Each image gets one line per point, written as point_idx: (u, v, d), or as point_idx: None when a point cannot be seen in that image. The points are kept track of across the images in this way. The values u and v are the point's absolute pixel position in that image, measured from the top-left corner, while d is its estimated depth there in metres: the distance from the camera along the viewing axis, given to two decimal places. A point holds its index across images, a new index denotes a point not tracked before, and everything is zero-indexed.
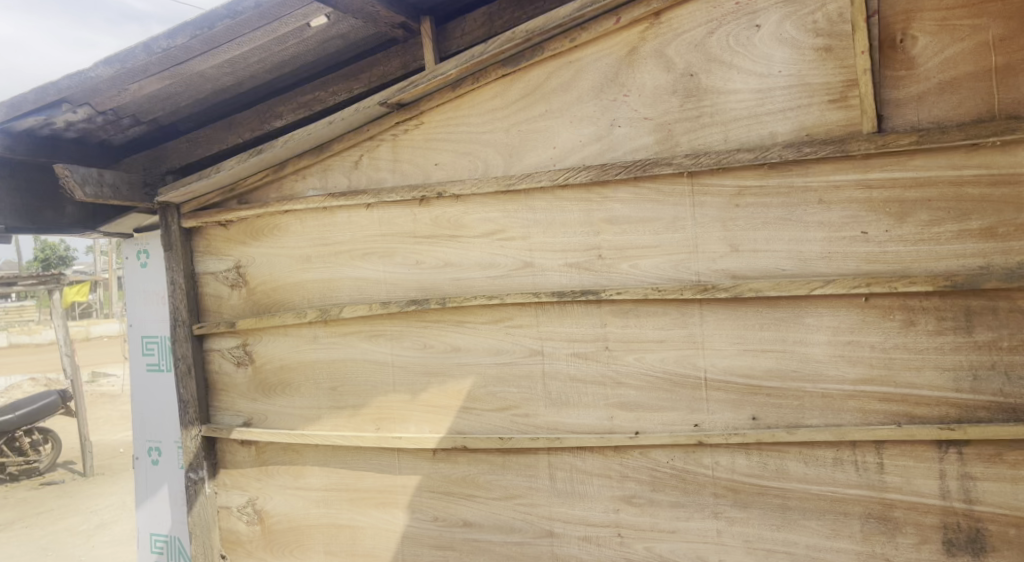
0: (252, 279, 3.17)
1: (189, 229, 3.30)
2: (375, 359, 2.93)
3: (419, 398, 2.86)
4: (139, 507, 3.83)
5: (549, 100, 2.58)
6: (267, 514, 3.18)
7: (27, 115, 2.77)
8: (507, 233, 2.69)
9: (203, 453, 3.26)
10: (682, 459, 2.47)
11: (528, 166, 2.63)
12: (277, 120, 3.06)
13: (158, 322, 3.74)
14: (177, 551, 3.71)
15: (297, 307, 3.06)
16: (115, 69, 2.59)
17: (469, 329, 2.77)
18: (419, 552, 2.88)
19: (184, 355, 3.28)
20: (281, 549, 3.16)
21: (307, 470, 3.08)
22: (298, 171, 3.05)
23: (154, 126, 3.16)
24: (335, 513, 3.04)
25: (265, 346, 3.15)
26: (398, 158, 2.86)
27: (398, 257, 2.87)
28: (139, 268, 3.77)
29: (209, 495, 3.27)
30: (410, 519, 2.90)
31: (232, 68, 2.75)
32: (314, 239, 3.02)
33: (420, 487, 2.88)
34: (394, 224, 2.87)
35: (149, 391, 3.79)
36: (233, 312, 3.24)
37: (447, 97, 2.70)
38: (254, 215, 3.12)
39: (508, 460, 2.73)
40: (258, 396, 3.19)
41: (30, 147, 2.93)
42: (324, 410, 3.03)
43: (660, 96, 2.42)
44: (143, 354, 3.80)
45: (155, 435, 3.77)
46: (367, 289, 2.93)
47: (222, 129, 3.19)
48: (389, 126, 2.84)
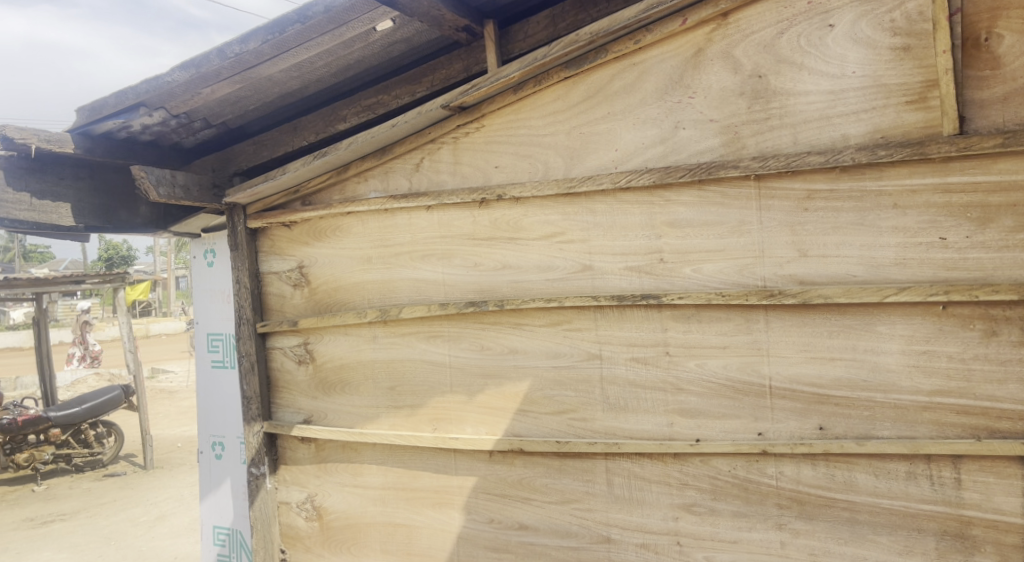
0: (314, 279, 3.23)
1: (254, 230, 3.39)
2: (434, 360, 2.95)
3: (476, 399, 2.87)
4: (202, 499, 3.93)
5: (612, 102, 2.56)
6: (326, 510, 3.23)
7: (106, 119, 2.89)
8: (566, 236, 2.68)
9: (265, 449, 3.34)
10: (745, 468, 2.42)
11: (589, 168, 2.62)
12: (340, 123, 3.11)
13: (223, 320, 3.85)
14: (238, 544, 3.79)
15: (357, 307, 3.11)
16: (191, 73, 2.68)
17: (527, 331, 2.77)
18: (474, 553, 2.89)
19: (248, 352, 3.36)
20: (338, 546, 3.20)
21: (365, 469, 3.12)
22: (360, 173, 3.10)
23: (223, 129, 3.25)
24: (392, 511, 3.07)
25: (325, 345, 3.21)
26: (459, 161, 2.88)
27: (457, 259, 2.89)
28: (205, 268, 3.89)
29: (269, 490, 3.35)
30: (466, 520, 2.90)
31: (300, 72, 2.81)
32: (375, 240, 3.06)
33: (476, 488, 2.88)
34: (453, 226, 2.89)
35: (213, 387, 3.90)
36: (295, 311, 3.31)
37: (508, 99, 2.71)
38: (317, 216, 3.18)
39: (565, 464, 2.71)
40: (318, 394, 3.25)
41: (108, 149, 3.04)
42: (382, 409, 3.07)
43: (726, 98, 2.38)
44: (208, 351, 3.91)
45: (219, 430, 3.88)
46: (426, 290, 2.96)
47: (288, 132, 3.27)
48: (450, 129, 2.86)
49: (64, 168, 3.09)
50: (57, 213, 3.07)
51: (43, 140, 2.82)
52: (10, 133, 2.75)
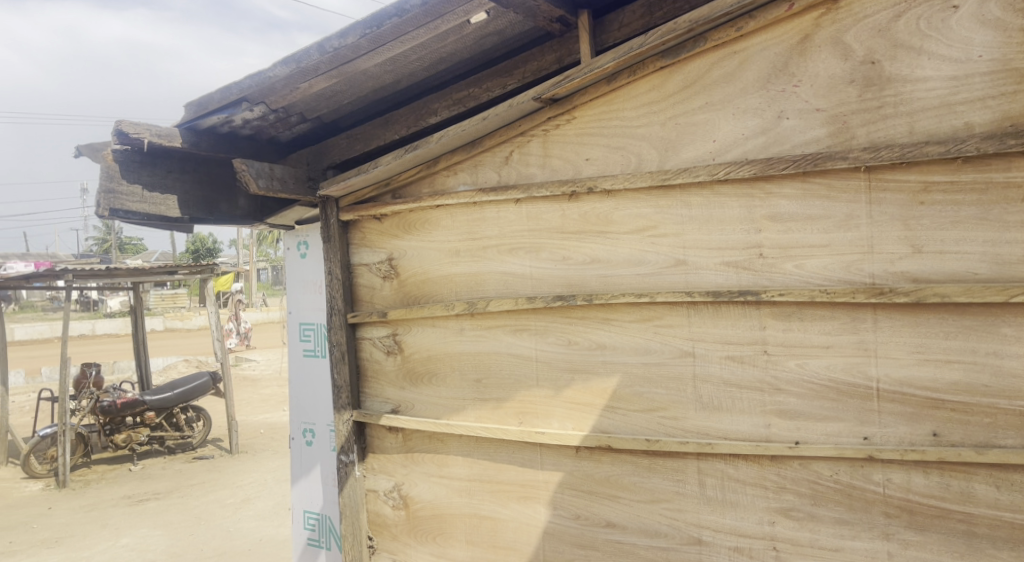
0: (403, 271, 3.28)
1: (346, 222, 3.47)
2: (520, 354, 2.94)
3: (563, 395, 2.84)
4: (293, 484, 4.06)
5: (710, 93, 2.49)
6: (412, 499, 3.28)
7: (211, 114, 2.99)
8: (658, 230, 2.62)
9: (354, 437, 3.42)
10: (848, 473, 2.32)
11: (684, 160, 2.55)
12: (431, 117, 3.14)
13: (314, 310, 3.95)
14: (326, 529, 3.89)
15: (445, 299, 3.13)
16: (291, 68, 2.75)
17: (616, 326, 2.72)
18: (560, 549, 2.87)
19: (339, 342, 3.44)
20: (424, 536, 3.24)
21: (451, 460, 3.15)
22: (450, 166, 3.11)
23: (317, 122, 3.33)
24: (477, 503, 3.08)
25: (413, 336, 3.25)
26: (548, 153, 2.85)
27: (546, 253, 2.87)
28: (299, 259, 4.01)
29: (358, 478, 3.42)
30: (552, 515, 2.89)
31: (394, 66, 2.84)
32: (463, 233, 3.07)
33: (562, 484, 2.86)
34: (542, 219, 2.87)
35: (304, 375, 4.01)
36: (384, 302, 3.36)
37: (601, 91, 2.67)
38: (407, 209, 3.22)
39: (654, 463, 2.66)
40: (406, 385, 3.30)
41: (211, 143, 3.16)
42: (468, 401, 3.08)
43: (835, 86, 2.28)
44: (300, 340, 4.03)
45: (310, 418, 4.00)
46: (513, 284, 2.95)
47: (379, 126, 3.32)
48: (540, 121, 2.84)
49: (172, 162, 3.23)
50: (165, 205, 3.20)
51: (154, 135, 2.95)
52: (126, 128, 2.88)
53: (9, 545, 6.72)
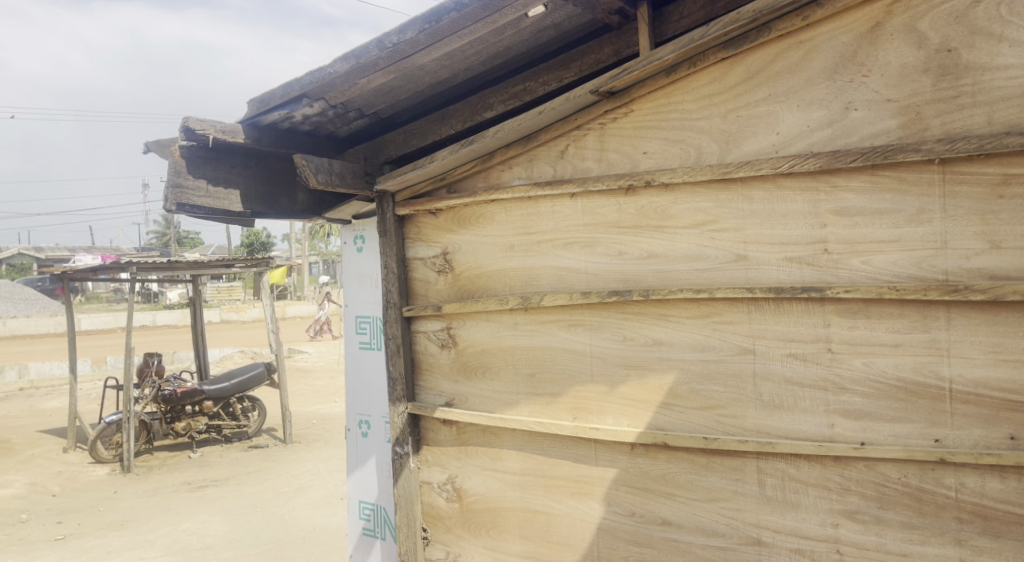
0: (458, 265, 3.29)
1: (402, 217, 3.51)
2: (575, 349, 2.92)
3: (618, 391, 2.82)
4: (349, 474, 4.13)
5: (773, 84, 2.43)
6: (466, 492, 3.31)
7: (273, 110, 3.06)
8: (718, 224, 2.57)
9: (408, 429, 3.47)
10: (918, 476, 2.24)
11: (746, 153, 2.50)
12: (488, 111, 3.15)
13: (370, 303, 4.01)
14: (382, 519, 3.95)
15: (499, 294, 3.13)
16: (350, 64, 2.79)
17: (673, 322, 2.68)
18: (615, 545, 2.85)
19: (395, 335, 3.49)
20: (478, 528, 3.26)
21: (505, 454, 3.16)
22: (505, 161, 3.11)
23: (375, 118, 3.38)
24: (531, 498, 3.08)
25: (467, 330, 3.27)
26: (605, 147, 2.82)
27: (601, 248, 2.84)
28: (355, 253, 4.07)
29: (413, 469, 3.47)
30: (607, 511, 2.87)
31: (450, 61, 2.85)
32: (518, 227, 3.07)
33: (617, 480, 2.84)
34: (598, 214, 2.85)
35: (360, 367, 4.08)
36: (439, 296, 3.39)
37: (659, 83, 2.63)
38: (462, 203, 3.23)
39: (712, 461, 2.62)
40: (459, 378, 3.32)
41: (272, 139, 3.23)
42: (522, 396, 3.09)
43: (907, 75, 2.20)
44: (356, 332, 4.10)
45: (366, 409, 4.06)
46: (568, 278, 2.93)
47: (436, 121, 3.35)
48: (597, 115, 2.81)
49: (235, 157, 3.31)
50: (229, 199, 3.29)
51: (219, 131, 3.01)
52: (193, 124, 2.93)
53: (79, 527, 7.01)
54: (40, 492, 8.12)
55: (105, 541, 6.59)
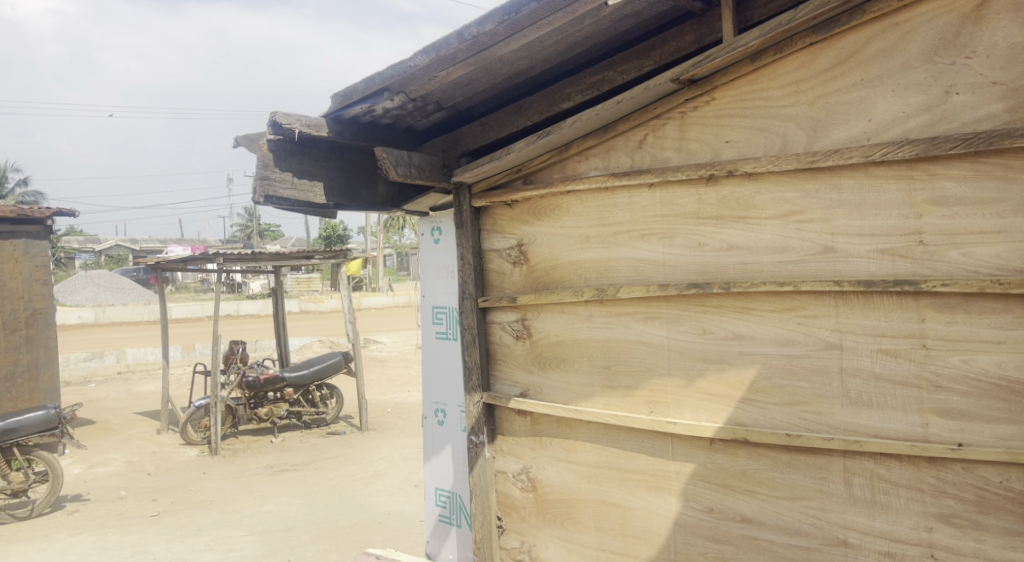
0: (533, 257, 3.31)
1: (478, 209, 3.54)
2: (651, 342, 2.89)
3: (696, 385, 2.77)
4: (425, 462, 4.21)
5: (866, 68, 2.33)
6: (541, 483, 3.32)
7: (355, 104, 3.14)
8: (805, 215, 2.49)
9: (484, 418, 3.51)
10: (1022, 481, 2.13)
11: (835, 141, 2.41)
12: (565, 102, 3.14)
13: (447, 294, 4.07)
14: (458, 507, 4.00)
15: (574, 286, 3.12)
16: (430, 57, 2.83)
17: (755, 315, 2.62)
18: (692, 541, 2.81)
19: (470, 325, 3.53)
20: (552, 519, 3.27)
21: (580, 446, 3.15)
22: (582, 151, 3.09)
23: (453, 110, 3.44)
24: (606, 490, 3.07)
25: (542, 322, 3.28)
26: (685, 136, 2.77)
27: (679, 239, 2.79)
28: (432, 245, 4.14)
29: (488, 458, 3.51)
30: (684, 506, 2.83)
31: (529, 52, 2.86)
32: (594, 219, 3.05)
33: (695, 475, 2.80)
34: (676, 205, 2.80)
35: (437, 357, 4.16)
36: (514, 287, 3.41)
37: (743, 69, 2.56)
38: (538, 195, 3.23)
39: (795, 459, 2.54)
40: (534, 369, 3.34)
41: (354, 132, 3.33)
42: (597, 388, 3.07)
43: (1015, 56, 2.09)
44: (433, 323, 4.18)
45: (442, 398, 4.13)
46: (645, 270, 2.90)
47: (513, 113, 3.37)
48: (677, 104, 2.76)
49: (319, 151, 3.41)
50: (313, 192, 3.39)
51: (304, 125, 3.11)
52: (281, 119, 3.03)
53: (171, 504, 7.40)
54: (136, 470, 8.60)
55: (195, 519, 6.93)
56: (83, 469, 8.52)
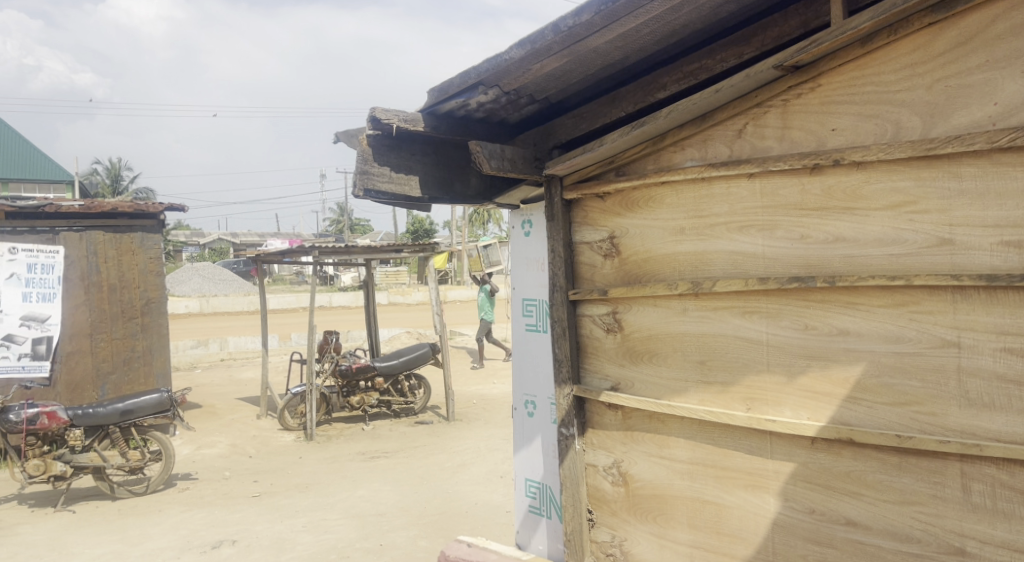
0: (625, 249, 3.27)
1: (570, 201, 3.54)
2: (750, 337, 2.81)
3: (797, 382, 2.68)
4: (515, 453, 4.25)
5: (992, 49, 2.19)
6: (632, 478, 3.30)
7: (451, 99, 3.20)
8: (919, 205, 2.36)
9: (574, 411, 3.51)
10: None
11: (953, 127, 2.28)
12: (661, 91, 3.09)
13: (537, 287, 4.09)
14: (548, 498, 4.01)
15: (668, 279, 3.07)
16: (526, 50, 2.84)
17: (862, 310, 2.50)
18: (792, 542, 2.73)
19: (561, 318, 3.54)
20: (644, 514, 3.24)
21: (673, 441, 3.11)
22: (677, 142, 3.04)
23: (545, 103, 3.46)
24: (700, 488, 3.02)
25: (635, 315, 3.24)
26: (787, 124, 2.67)
27: (780, 231, 2.71)
28: (523, 238, 4.17)
29: (578, 451, 3.51)
30: (784, 507, 2.75)
31: (624, 42, 2.83)
32: (690, 210, 2.99)
33: (795, 475, 2.71)
34: (778, 196, 2.71)
35: (527, 348, 4.19)
36: (605, 280, 3.39)
37: (853, 53, 2.45)
38: (631, 186, 3.20)
39: (906, 461, 2.42)
40: (626, 362, 3.31)
41: (449, 127, 3.39)
42: (691, 383, 3.02)
43: None
44: (523, 315, 4.21)
45: (532, 390, 4.16)
46: (743, 263, 2.82)
47: (607, 104, 3.35)
48: (780, 91, 2.67)
49: (415, 145, 3.49)
50: (409, 185, 3.47)
51: (402, 120, 3.18)
52: (380, 115, 3.11)
53: (271, 486, 7.76)
54: (239, 452, 9.06)
55: (294, 501, 7.24)
56: (192, 450, 9.05)
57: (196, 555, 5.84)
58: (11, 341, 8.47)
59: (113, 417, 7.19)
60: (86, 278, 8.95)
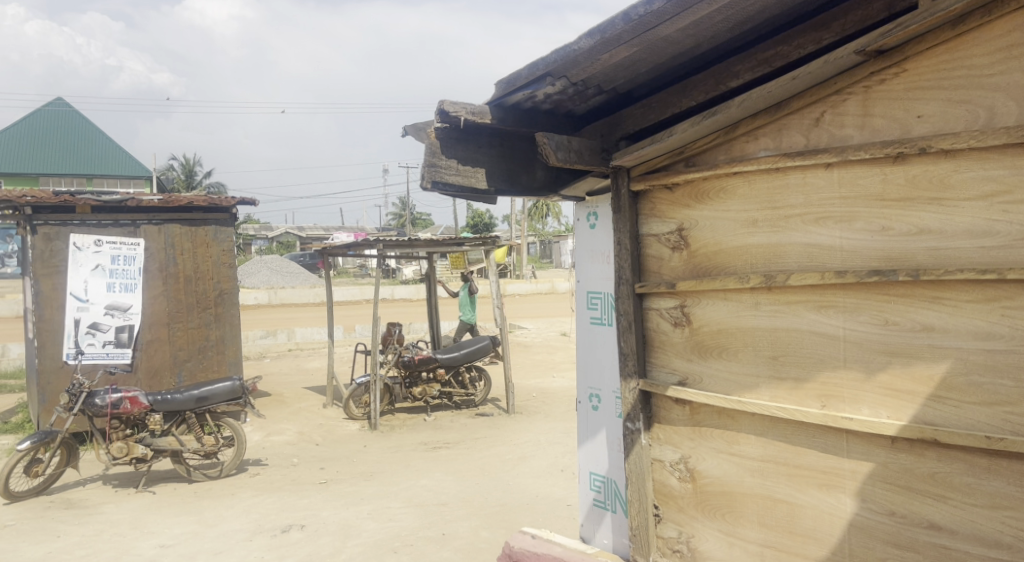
0: (694, 242, 3.21)
1: (637, 193, 3.50)
2: (826, 332, 2.72)
3: (876, 378, 2.58)
4: (580, 446, 4.23)
5: None
6: (700, 474, 3.24)
7: (518, 90, 3.19)
8: (1012, 195, 2.25)
9: (640, 406, 3.48)
10: None
11: None
12: (734, 79, 3.02)
13: (603, 280, 4.06)
14: (613, 492, 3.97)
15: (740, 272, 3.00)
16: (595, 39, 2.81)
17: (948, 305, 2.40)
18: (871, 545, 2.63)
19: (627, 311, 3.50)
20: (713, 511, 3.19)
21: (743, 438, 3.04)
22: (751, 131, 2.96)
23: (613, 93, 3.42)
24: (772, 486, 2.94)
25: (704, 309, 3.19)
26: (868, 112, 2.57)
27: (860, 222, 2.61)
28: (588, 230, 4.14)
29: (644, 446, 3.48)
30: (862, 508, 2.66)
31: (697, 29, 2.76)
32: (763, 201, 2.92)
33: (873, 476, 2.61)
34: (857, 185, 2.61)
35: (592, 341, 4.16)
36: (673, 273, 3.34)
37: (942, 37, 2.35)
38: (701, 177, 3.14)
39: (996, 464, 2.31)
40: (694, 357, 3.26)
41: (515, 118, 3.39)
42: (762, 378, 2.95)
43: None
44: (587, 308, 4.19)
45: (597, 383, 4.14)
46: (819, 256, 2.73)
47: (676, 94, 3.30)
48: (862, 77, 2.57)
49: (481, 138, 3.50)
50: (476, 178, 3.48)
51: (470, 113, 3.19)
52: (448, 107, 3.12)
53: (337, 473, 7.94)
54: (306, 440, 9.31)
55: (359, 488, 7.40)
56: (262, 436, 9.34)
57: (267, 538, 6.03)
58: (97, 329, 8.91)
59: (188, 404, 7.51)
60: (164, 269, 9.33)
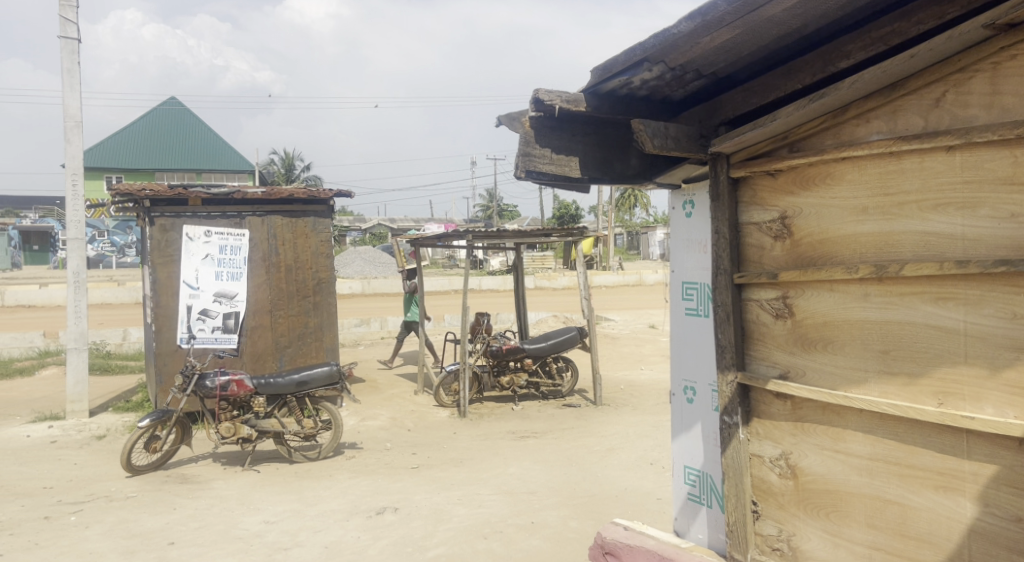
0: (799, 230, 3.09)
1: (736, 180, 3.38)
2: (943, 326, 2.57)
3: (1001, 376, 2.42)
4: (674, 439, 4.15)
5: None
6: (802, 471, 3.13)
7: (614, 77, 3.16)
8: None
9: (738, 400, 3.38)
10: None
11: None
12: (845, 60, 2.89)
13: (699, 270, 3.96)
14: (709, 487, 3.87)
15: (847, 262, 2.87)
16: (696, 23, 2.75)
17: None
18: (994, 552, 2.47)
19: (725, 303, 3.40)
20: (816, 510, 3.06)
21: (850, 435, 2.91)
22: (861, 114, 2.81)
23: (713, 78, 3.32)
24: (881, 486, 2.80)
25: (808, 300, 3.06)
26: (997, 90, 2.40)
27: (984, 209, 2.45)
28: (684, 219, 4.05)
29: (742, 441, 3.38)
30: (982, 512, 2.50)
31: (804, 9, 2.65)
32: (874, 187, 2.77)
33: (997, 479, 2.45)
34: (981, 169, 2.45)
35: (687, 333, 4.08)
36: (774, 263, 3.22)
37: None
38: (807, 163, 3.01)
39: None
40: (796, 350, 3.14)
41: (610, 105, 3.36)
42: (872, 373, 2.81)
43: None
44: (683, 299, 4.11)
45: (692, 376, 4.06)
46: (938, 244, 2.57)
47: (781, 77, 3.18)
48: (989, 52, 2.40)
49: (576, 126, 3.49)
50: (570, 166, 3.47)
51: (564, 101, 3.19)
52: (542, 96, 3.13)
53: (428, 459, 8.12)
54: (399, 426, 9.56)
55: (449, 474, 7.54)
56: (357, 421, 9.67)
57: (363, 519, 6.24)
58: (207, 315, 9.41)
59: (289, 388, 7.82)
60: (267, 259, 9.76)
